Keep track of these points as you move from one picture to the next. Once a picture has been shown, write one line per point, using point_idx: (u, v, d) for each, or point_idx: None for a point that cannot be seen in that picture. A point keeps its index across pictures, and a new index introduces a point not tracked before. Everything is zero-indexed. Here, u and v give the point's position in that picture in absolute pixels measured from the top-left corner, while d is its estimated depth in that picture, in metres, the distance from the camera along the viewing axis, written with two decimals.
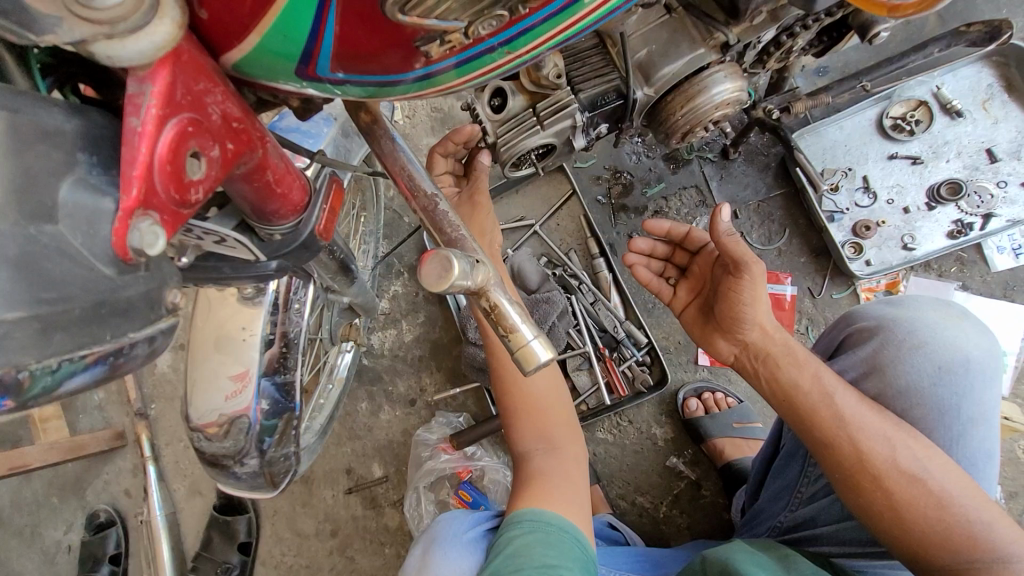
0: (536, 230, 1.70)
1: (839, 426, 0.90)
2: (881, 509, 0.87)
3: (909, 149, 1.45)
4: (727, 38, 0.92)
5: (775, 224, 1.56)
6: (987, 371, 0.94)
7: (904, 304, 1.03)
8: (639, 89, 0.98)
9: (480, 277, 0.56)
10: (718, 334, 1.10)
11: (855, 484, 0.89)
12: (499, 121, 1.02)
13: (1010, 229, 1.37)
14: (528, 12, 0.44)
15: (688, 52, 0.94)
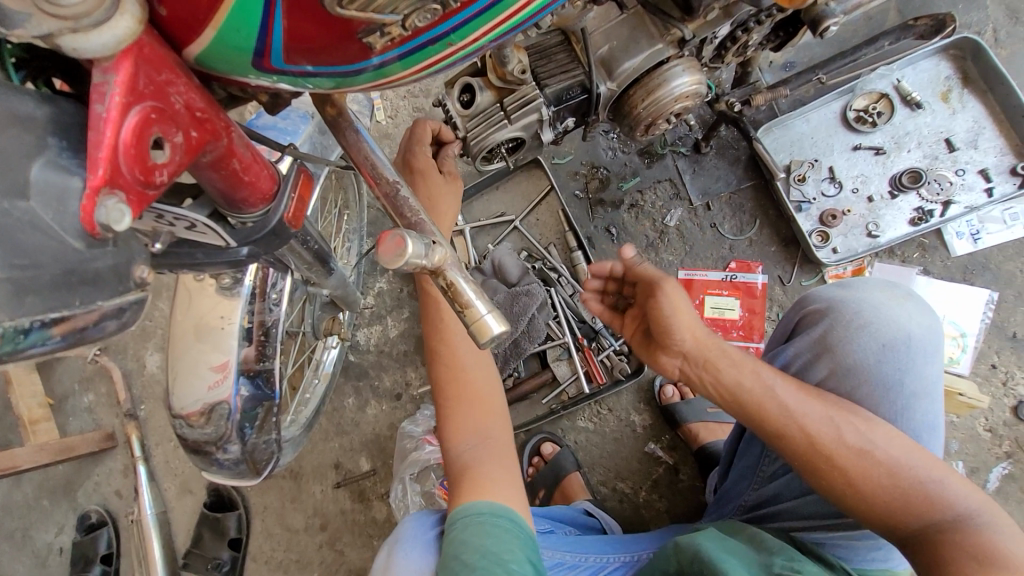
0: (516, 226, 1.78)
1: (791, 417, 0.94)
2: (843, 488, 0.91)
3: (872, 140, 1.51)
4: (684, 33, 0.96)
5: (746, 215, 1.61)
6: (928, 346, 0.99)
7: (850, 285, 1.07)
8: (603, 85, 1.03)
9: (437, 257, 0.60)
10: (658, 351, 1.07)
11: (816, 470, 0.92)
12: (468, 116, 1.05)
13: (968, 214, 1.41)
14: (459, 6, 0.48)
15: (647, 48, 0.99)
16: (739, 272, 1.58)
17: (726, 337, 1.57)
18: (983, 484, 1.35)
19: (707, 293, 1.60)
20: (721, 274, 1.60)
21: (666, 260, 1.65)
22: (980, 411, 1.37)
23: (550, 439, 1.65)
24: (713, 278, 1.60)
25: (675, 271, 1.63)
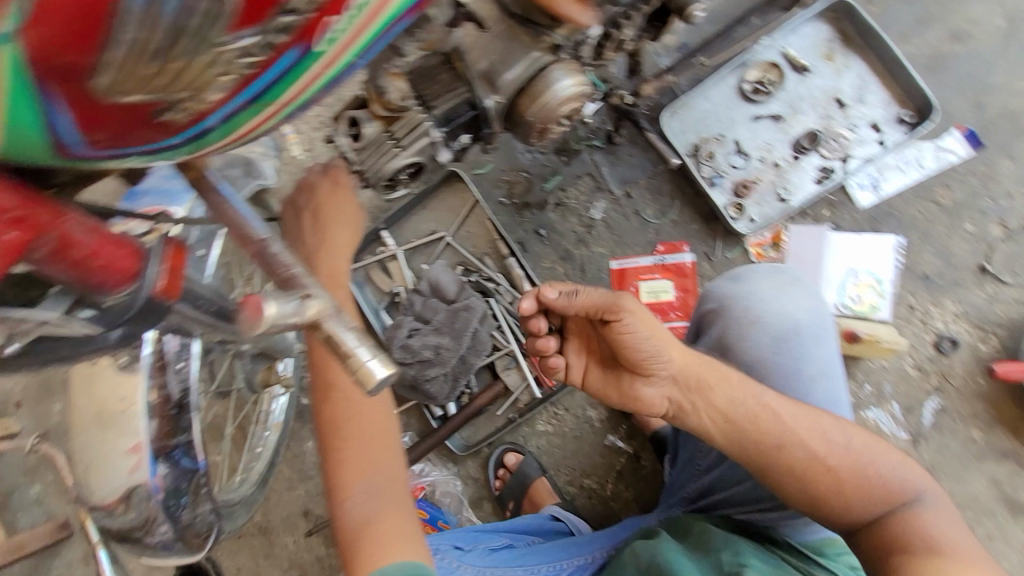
0: (448, 242, 1.78)
1: (768, 432, 0.95)
2: (821, 492, 0.94)
3: (771, 108, 1.56)
4: (556, 39, 0.95)
5: (666, 198, 1.64)
6: (818, 331, 1.06)
7: (743, 278, 1.13)
8: (489, 98, 1.01)
9: (311, 311, 0.59)
10: (636, 381, 1.00)
11: (793, 479, 0.94)
12: (360, 149, 1.03)
13: (865, 166, 1.48)
14: (257, 70, 0.44)
15: (523, 56, 0.97)
16: (668, 254, 1.62)
17: (666, 318, 1.61)
18: (918, 419, 1.43)
19: (641, 279, 1.64)
20: (651, 258, 1.63)
21: (597, 252, 1.68)
22: (905, 349, 1.45)
23: (514, 448, 1.68)
24: (645, 264, 1.64)
25: (608, 262, 1.67)
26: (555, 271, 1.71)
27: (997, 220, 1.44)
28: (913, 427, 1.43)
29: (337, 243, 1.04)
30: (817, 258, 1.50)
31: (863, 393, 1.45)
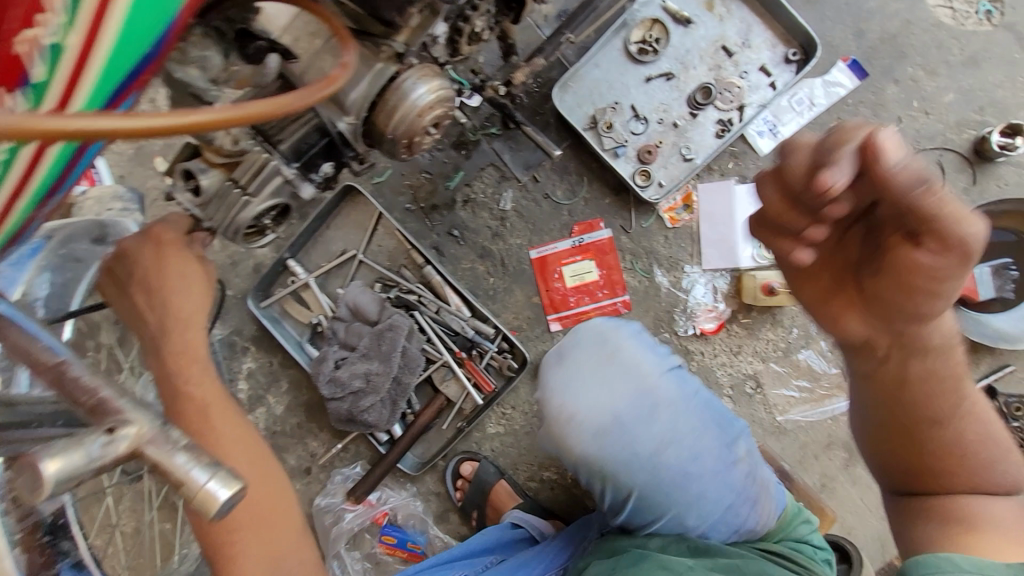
0: (361, 260, 1.68)
1: (964, 385, 0.96)
2: (940, 460, 0.97)
3: (660, 67, 1.50)
4: (395, 46, 0.89)
5: (573, 176, 1.58)
6: (641, 411, 1.07)
7: (568, 357, 1.12)
8: (340, 120, 0.92)
9: (124, 445, 0.51)
10: (848, 314, 0.94)
11: (942, 441, 0.97)
12: (204, 204, 0.91)
13: (761, 112, 1.45)
14: None
15: (367, 70, 0.89)
16: (584, 234, 1.57)
17: (595, 298, 1.58)
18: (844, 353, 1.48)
19: (563, 265, 1.59)
20: (569, 241, 1.58)
21: (515, 244, 1.62)
22: None
23: (468, 457, 1.65)
24: (564, 248, 1.59)
25: (528, 253, 1.61)
26: (476, 270, 1.64)
27: None
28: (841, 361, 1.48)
29: (188, 316, 0.89)
30: (729, 214, 1.50)
31: (792, 336, 1.49)
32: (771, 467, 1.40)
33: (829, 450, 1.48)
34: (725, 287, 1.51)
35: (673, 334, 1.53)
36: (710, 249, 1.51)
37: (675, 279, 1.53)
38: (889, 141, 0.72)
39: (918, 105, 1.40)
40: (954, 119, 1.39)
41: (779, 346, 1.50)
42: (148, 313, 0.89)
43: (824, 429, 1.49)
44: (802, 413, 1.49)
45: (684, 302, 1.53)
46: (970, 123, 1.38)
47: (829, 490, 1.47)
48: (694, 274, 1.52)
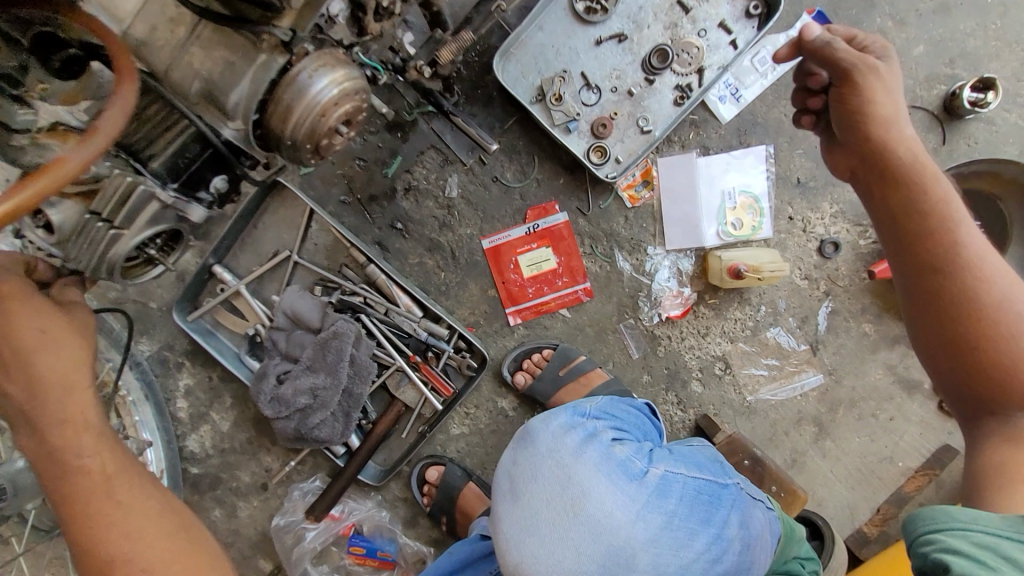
0: (296, 261, 1.51)
1: (988, 256, 0.81)
2: (971, 339, 0.79)
3: (611, 28, 1.34)
4: (278, 34, 0.72)
5: (523, 155, 1.43)
6: (609, 562, 0.94)
7: (521, 498, 0.99)
8: (223, 128, 0.78)
9: None
10: (841, 150, 0.97)
11: (968, 313, 0.79)
12: (59, 241, 0.78)
13: (722, 75, 1.32)
14: None
15: (248, 66, 0.75)
16: (539, 220, 1.45)
17: (555, 288, 1.47)
18: (814, 328, 1.42)
19: (518, 254, 1.47)
20: (523, 228, 1.46)
21: (465, 235, 1.48)
22: (791, 263, 1.40)
23: (434, 462, 1.57)
24: (518, 236, 1.46)
25: (479, 243, 1.48)
26: (425, 265, 1.50)
27: None
28: (810, 337, 1.43)
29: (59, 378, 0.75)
30: (692, 189, 1.38)
31: (760, 315, 1.43)
32: (742, 451, 1.36)
33: (798, 426, 1.46)
34: (690, 267, 1.42)
35: (639, 321, 1.46)
36: (673, 227, 1.40)
37: (638, 263, 1.44)
38: (814, 30, 0.95)
39: None
40: (924, 74, 1.28)
41: (747, 325, 1.44)
42: (9, 385, 0.73)
43: (793, 406, 1.45)
44: (771, 392, 1.45)
45: (648, 287, 1.44)
46: (940, 78, 1.28)
47: (798, 466, 1.46)
48: (657, 256, 1.43)
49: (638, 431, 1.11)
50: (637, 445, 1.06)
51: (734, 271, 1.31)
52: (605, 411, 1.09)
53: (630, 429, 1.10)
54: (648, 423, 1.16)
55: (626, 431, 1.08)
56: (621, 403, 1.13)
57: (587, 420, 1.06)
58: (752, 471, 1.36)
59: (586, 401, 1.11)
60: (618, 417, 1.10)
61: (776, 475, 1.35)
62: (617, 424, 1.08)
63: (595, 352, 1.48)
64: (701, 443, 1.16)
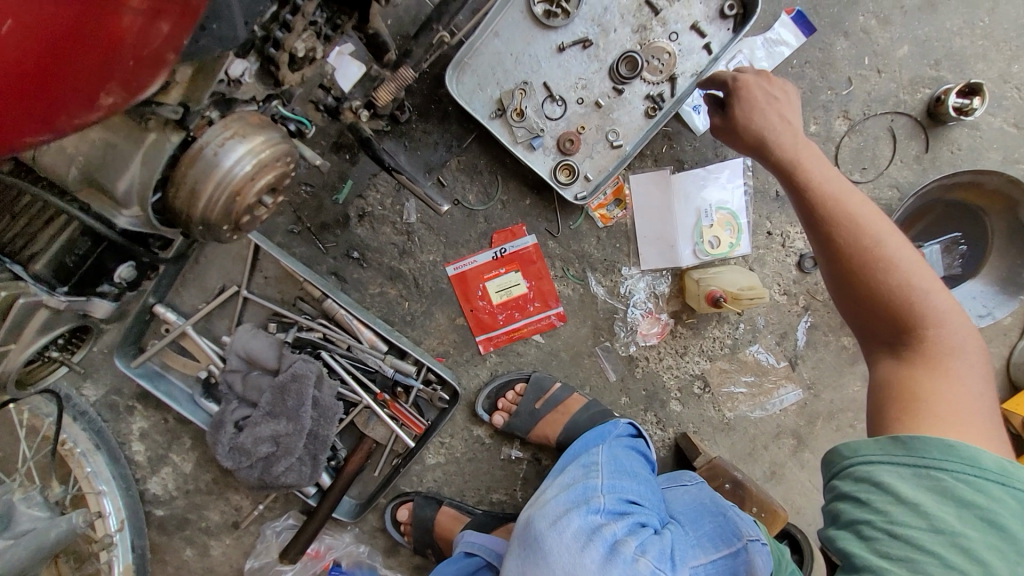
0: (246, 297, 1.39)
1: (843, 199, 0.89)
2: (847, 277, 0.85)
3: (574, 32, 1.22)
4: (166, 113, 0.62)
5: (486, 175, 1.33)
6: None
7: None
8: (117, 217, 0.69)
9: None
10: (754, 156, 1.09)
11: (837, 256, 0.86)
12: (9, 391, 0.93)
13: (696, 83, 1.22)
14: None
15: (135, 151, 0.65)
16: (506, 244, 1.36)
17: (526, 314, 1.39)
18: (794, 343, 1.39)
19: (485, 280, 1.38)
20: (490, 253, 1.36)
21: (428, 262, 1.38)
22: (769, 278, 1.36)
23: (403, 500, 1.49)
24: (484, 261, 1.37)
25: (444, 270, 1.38)
26: (387, 294, 1.39)
27: (841, 113, 1.21)
28: (789, 352, 1.40)
29: None
30: (666, 207, 1.31)
31: (738, 332, 1.39)
32: (725, 474, 1.33)
33: (777, 440, 1.43)
34: (665, 289, 1.37)
35: (614, 345, 1.39)
36: (648, 247, 1.33)
37: (612, 286, 1.37)
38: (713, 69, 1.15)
39: (870, 63, 1.20)
40: (909, 76, 1.20)
41: (725, 343, 1.39)
42: None
43: (773, 421, 1.43)
44: (749, 409, 1.42)
45: (623, 312, 1.38)
46: (924, 80, 1.20)
47: (775, 480, 1.45)
48: (633, 277, 1.36)
49: (655, 518, 1.04)
50: (654, 541, 0.99)
51: (712, 299, 1.25)
52: (619, 505, 1.02)
53: (645, 518, 1.03)
54: (659, 498, 1.11)
55: (640, 524, 1.01)
56: (628, 475, 1.09)
57: (592, 505, 1.02)
58: (731, 494, 1.33)
59: (597, 495, 1.04)
60: (631, 506, 1.03)
61: (757, 496, 1.33)
62: (632, 518, 1.01)
63: (572, 376, 1.41)
64: (694, 480, 1.19)
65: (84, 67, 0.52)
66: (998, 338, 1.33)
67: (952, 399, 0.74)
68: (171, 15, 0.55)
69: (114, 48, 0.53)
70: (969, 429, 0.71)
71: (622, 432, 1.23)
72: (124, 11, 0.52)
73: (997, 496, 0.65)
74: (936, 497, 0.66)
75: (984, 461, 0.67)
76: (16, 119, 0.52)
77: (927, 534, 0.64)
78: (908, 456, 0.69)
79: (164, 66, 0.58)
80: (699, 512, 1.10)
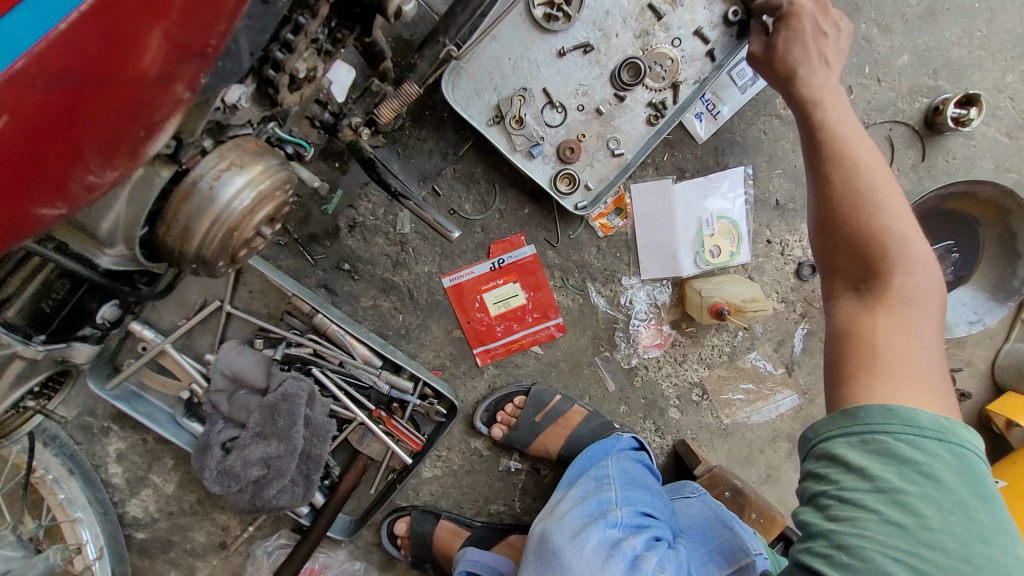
0: (229, 311, 1.32)
1: (851, 142, 0.88)
2: (836, 214, 0.83)
3: (575, 37, 1.17)
4: (162, 149, 0.57)
5: (482, 183, 1.28)
6: None
7: None
8: (99, 258, 0.63)
9: None
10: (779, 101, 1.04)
11: (829, 193, 0.85)
12: None
13: (699, 91, 1.20)
14: None
15: (120, 187, 0.59)
16: (504, 254, 1.32)
17: (524, 325, 1.35)
18: (791, 348, 1.41)
19: (482, 291, 1.33)
20: (487, 264, 1.32)
21: (423, 273, 1.33)
22: (768, 286, 1.37)
23: (400, 514, 1.46)
24: (482, 272, 1.33)
25: (439, 281, 1.33)
26: (380, 307, 1.34)
27: None
28: (785, 358, 1.41)
29: None
30: (667, 217, 1.30)
31: (737, 340, 1.39)
32: (726, 482, 1.33)
33: (773, 444, 1.45)
34: (666, 298, 1.36)
35: (615, 355, 1.38)
36: (649, 256, 1.32)
37: (612, 296, 1.35)
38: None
39: (870, 72, 1.20)
40: (908, 85, 1.21)
41: (724, 351, 1.39)
42: None
43: (770, 425, 1.44)
44: (747, 415, 1.43)
45: (624, 323, 1.36)
46: (922, 89, 1.21)
47: (769, 483, 1.46)
48: (633, 287, 1.35)
49: (668, 532, 1.04)
50: (671, 557, 0.97)
51: (717, 311, 1.25)
52: (635, 518, 1.01)
53: (660, 531, 1.02)
54: (667, 509, 1.11)
55: (656, 538, 1.00)
56: (641, 487, 1.09)
57: (610, 515, 1.01)
58: (732, 502, 1.34)
59: (613, 508, 1.03)
60: (645, 519, 1.03)
61: (756, 503, 1.34)
62: (649, 531, 0.99)
63: (571, 386, 1.39)
64: (697, 492, 1.19)
65: (104, 120, 0.50)
66: (985, 341, 1.36)
67: (906, 352, 0.74)
68: (182, 51, 0.54)
69: (132, 95, 0.51)
70: (914, 390, 0.72)
71: (624, 446, 1.21)
72: (142, 58, 0.50)
73: (931, 451, 0.68)
74: (880, 459, 0.69)
75: (922, 420, 0.69)
76: (35, 193, 0.50)
77: (872, 496, 0.67)
78: (855, 424, 0.71)
79: (181, 106, 0.57)
80: (706, 527, 1.08)
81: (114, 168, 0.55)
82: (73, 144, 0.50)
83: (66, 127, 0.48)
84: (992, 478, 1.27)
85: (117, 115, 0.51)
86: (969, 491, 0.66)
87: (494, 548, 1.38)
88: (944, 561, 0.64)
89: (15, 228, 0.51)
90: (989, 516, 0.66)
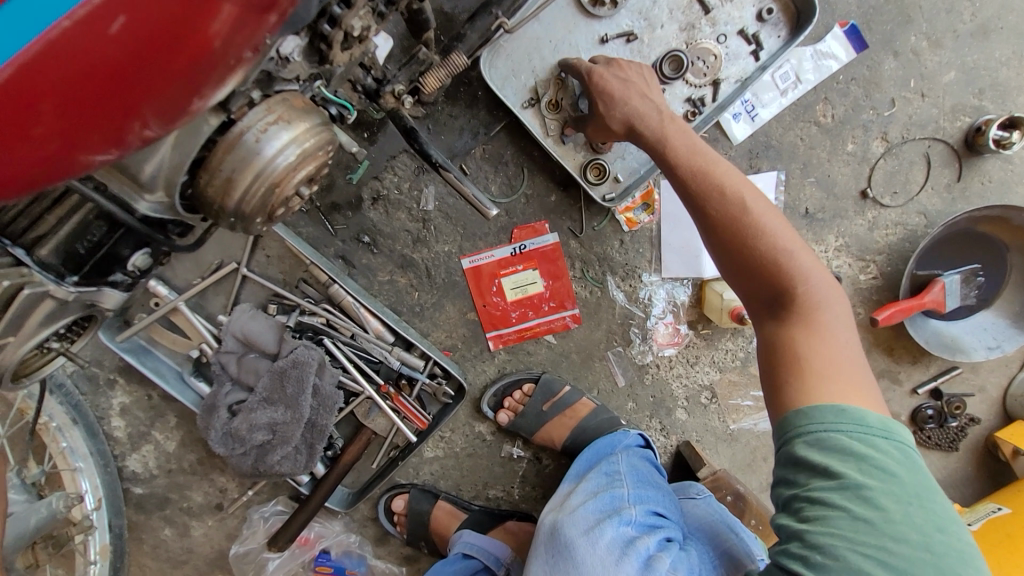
0: (245, 274, 1.30)
1: (708, 158, 0.89)
2: (722, 247, 0.83)
3: (618, 24, 1.15)
4: (220, 97, 0.56)
5: (511, 166, 1.27)
6: None
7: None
8: (137, 203, 0.62)
9: None
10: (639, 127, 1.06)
11: (710, 227, 0.84)
12: (29, 367, 0.94)
13: (740, 91, 1.16)
14: None
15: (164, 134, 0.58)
16: (526, 239, 1.31)
17: (540, 313, 1.34)
18: None
19: (501, 275, 1.32)
20: (508, 248, 1.31)
21: (443, 252, 1.32)
22: None
23: (399, 491, 1.46)
24: (502, 256, 1.32)
25: (459, 262, 1.32)
26: (396, 283, 1.33)
27: (879, 134, 1.22)
28: None
29: None
30: None
31: (751, 346, 1.39)
32: (729, 485, 1.33)
33: None
34: (685, 298, 1.35)
35: (628, 351, 1.37)
36: (672, 255, 1.32)
37: (631, 291, 1.34)
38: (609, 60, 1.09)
39: (915, 86, 1.20)
40: (951, 102, 1.21)
41: (737, 356, 1.39)
42: None
43: None
44: (755, 421, 1.42)
45: (641, 319, 1.35)
46: (965, 108, 1.21)
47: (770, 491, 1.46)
48: (652, 284, 1.34)
49: (678, 532, 1.04)
50: (683, 559, 0.97)
51: (738, 316, 1.25)
52: (648, 517, 1.01)
53: (671, 532, 1.02)
54: (677, 511, 1.10)
55: (668, 539, 1.00)
56: (652, 486, 1.09)
57: (624, 513, 1.01)
58: (733, 507, 1.34)
59: (627, 506, 1.03)
60: (658, 519, 1.03)
61: (757, 509, 1.35)
62: (661, 532, 0.99)
63: (581, 378, 1.39)
64: (703, 494, 1.17)
65: (166, 72, 0.51)
66: (999, 368, 1.36)
67: (831, 359, 0.74)
68: (254, 16, 0.53)
69: (199, 53, 0.52)
70: (848, 383, 0.73)
71: (630, 443, 1.21)
72: (212, 18, 0.51)
73: (884, 449, 0.69)
74: (838, 456, 0.69)
75: (870, 418, 0.70)
76: (89, 131, 0.51)
77: (838, 494, 0.68)
78: (808, 423, 0.71)
79: (243, 65, 0.56)
80: (711, 531, 1.09)
81: (168, 124, 0.55)
82: (130, 95, 0.51)
83: (128, 69, 0.50)
84: (995, 505, 1.27)
85: (177, 72, 0.52)
86: (919, 484, 0.69)
87: (490, 532, 1.39)
88: (909, 554, 0.65)
89: (63, 165, 0.52)
90: (939, 506, 0.69)
